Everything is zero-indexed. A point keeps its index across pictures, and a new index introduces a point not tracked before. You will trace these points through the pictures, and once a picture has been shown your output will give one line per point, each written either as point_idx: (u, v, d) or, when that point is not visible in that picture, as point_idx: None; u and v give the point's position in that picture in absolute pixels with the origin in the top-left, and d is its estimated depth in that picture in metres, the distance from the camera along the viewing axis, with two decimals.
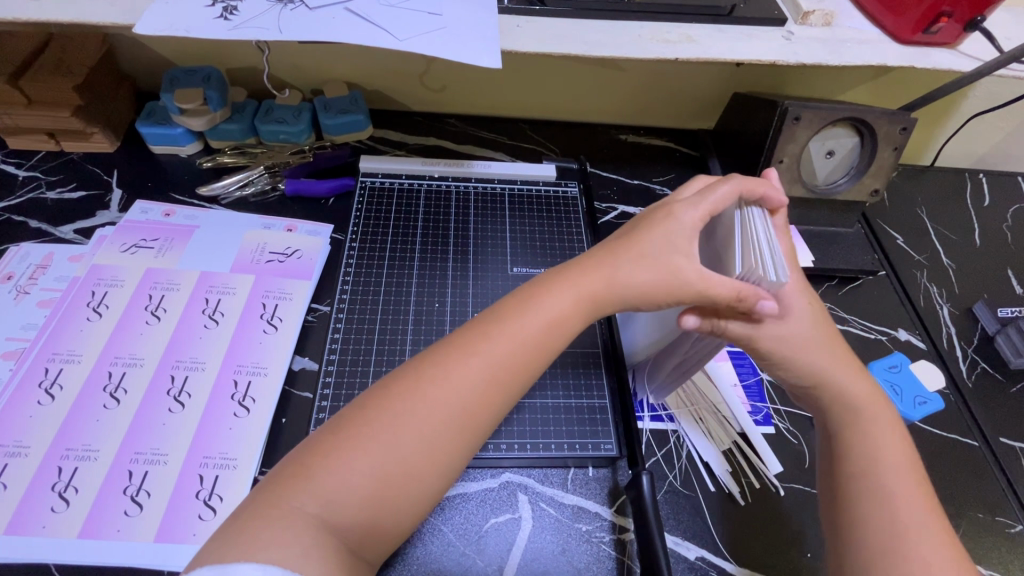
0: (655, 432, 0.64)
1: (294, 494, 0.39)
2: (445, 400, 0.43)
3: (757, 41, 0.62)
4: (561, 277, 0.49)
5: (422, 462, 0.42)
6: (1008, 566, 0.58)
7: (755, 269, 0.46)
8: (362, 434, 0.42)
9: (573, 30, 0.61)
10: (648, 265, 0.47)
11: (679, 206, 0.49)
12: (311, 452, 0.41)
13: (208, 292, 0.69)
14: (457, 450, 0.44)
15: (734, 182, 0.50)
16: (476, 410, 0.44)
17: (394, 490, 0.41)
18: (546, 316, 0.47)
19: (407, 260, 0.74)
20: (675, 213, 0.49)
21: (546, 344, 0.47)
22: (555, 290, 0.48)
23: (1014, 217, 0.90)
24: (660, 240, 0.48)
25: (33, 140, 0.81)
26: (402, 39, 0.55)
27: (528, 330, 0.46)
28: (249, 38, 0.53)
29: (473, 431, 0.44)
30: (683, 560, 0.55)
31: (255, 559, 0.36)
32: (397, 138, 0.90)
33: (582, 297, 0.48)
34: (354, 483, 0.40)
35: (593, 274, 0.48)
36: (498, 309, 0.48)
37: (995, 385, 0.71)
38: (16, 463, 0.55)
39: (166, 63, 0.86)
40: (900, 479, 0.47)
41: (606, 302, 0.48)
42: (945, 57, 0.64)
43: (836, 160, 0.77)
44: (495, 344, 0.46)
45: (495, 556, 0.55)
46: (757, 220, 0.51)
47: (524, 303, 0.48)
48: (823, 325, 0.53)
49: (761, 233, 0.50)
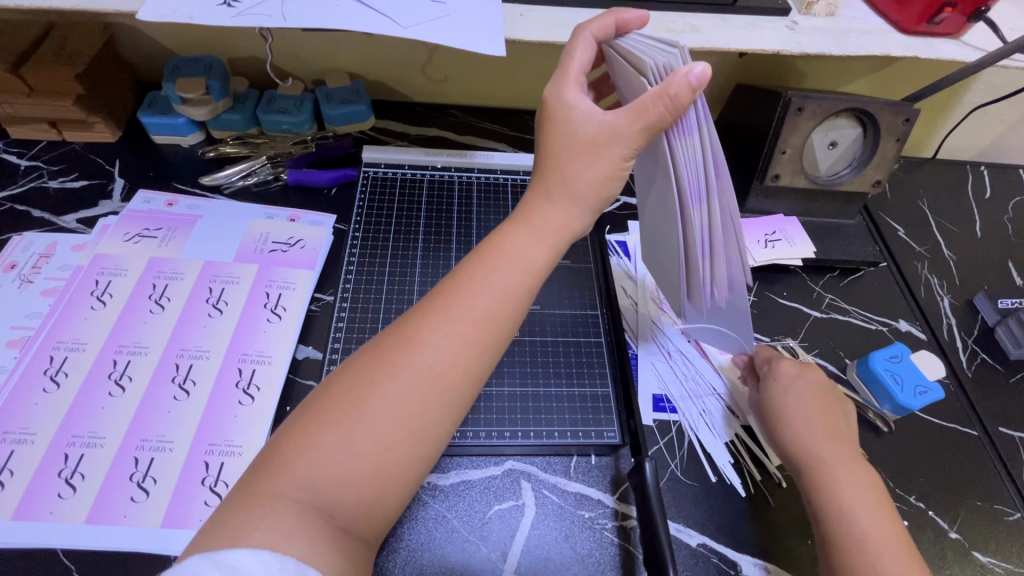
0: (658, 421, 0.64)
1: (275, 480, 0.38)
2: (411, 367, 0.41)
3: (761, 31, 0.62)
4: (516, 216, 0.48)
5: (393, 434, 0.40)
6: (1006, 554, 0.58)
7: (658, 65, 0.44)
8: (331, 410, 0.40)
9: (576, 19, 0.61)
10: (571, 158, 0.47)
11: (550, 92, 0.49)
12: (286, 436, 0.40)
13: (212, 281, 0.69)
14: (430, 417, 0.41)
15: (582, 33, 0.48)
16: (446, 373, 0.42)
17: (367, 466, 0.39)
18: (505, 253, 0.46)
19: (409, 251, 0.74)
20: (553, 102, 0.48)
21: (513, 280, 0.45)
22: (512, 234, 0.47)
23: (1015, 209, 0.90)
24: (562, 135, 0.47)
25: (34, 129, 0.81)
26: (406, 27, 0.55)
27: (491, 271, 0.45)
28: (251, 25, 0.53)
29: (444, 396, 0.42)
30: (684, 547, 0.56)
31: (241, 546, 0.35)
32: (399, 129, 0.90)
33: (539, 226, 0.47)
34: (327, 462, 0.39)
35: (543, 201, 0.48)
36: (466, 261, 0.47)
37: (994, 375, 0.71)
38: (23, 449, 0.56)
39: (168, 52, 0.86)
40: (874, 525, 0.48)
41: (565, 221, 0.48)
42: (948, 48, 0.64)
43: (838, 152, 0.77)
44: (462, 300, 0.44)
45: (498, 542, 0.55)
46: (631, 40, 0.49)
47: (484, 246, 0.47)
48: (816, 401, 0.57)
49: (643, 44, 0.48)
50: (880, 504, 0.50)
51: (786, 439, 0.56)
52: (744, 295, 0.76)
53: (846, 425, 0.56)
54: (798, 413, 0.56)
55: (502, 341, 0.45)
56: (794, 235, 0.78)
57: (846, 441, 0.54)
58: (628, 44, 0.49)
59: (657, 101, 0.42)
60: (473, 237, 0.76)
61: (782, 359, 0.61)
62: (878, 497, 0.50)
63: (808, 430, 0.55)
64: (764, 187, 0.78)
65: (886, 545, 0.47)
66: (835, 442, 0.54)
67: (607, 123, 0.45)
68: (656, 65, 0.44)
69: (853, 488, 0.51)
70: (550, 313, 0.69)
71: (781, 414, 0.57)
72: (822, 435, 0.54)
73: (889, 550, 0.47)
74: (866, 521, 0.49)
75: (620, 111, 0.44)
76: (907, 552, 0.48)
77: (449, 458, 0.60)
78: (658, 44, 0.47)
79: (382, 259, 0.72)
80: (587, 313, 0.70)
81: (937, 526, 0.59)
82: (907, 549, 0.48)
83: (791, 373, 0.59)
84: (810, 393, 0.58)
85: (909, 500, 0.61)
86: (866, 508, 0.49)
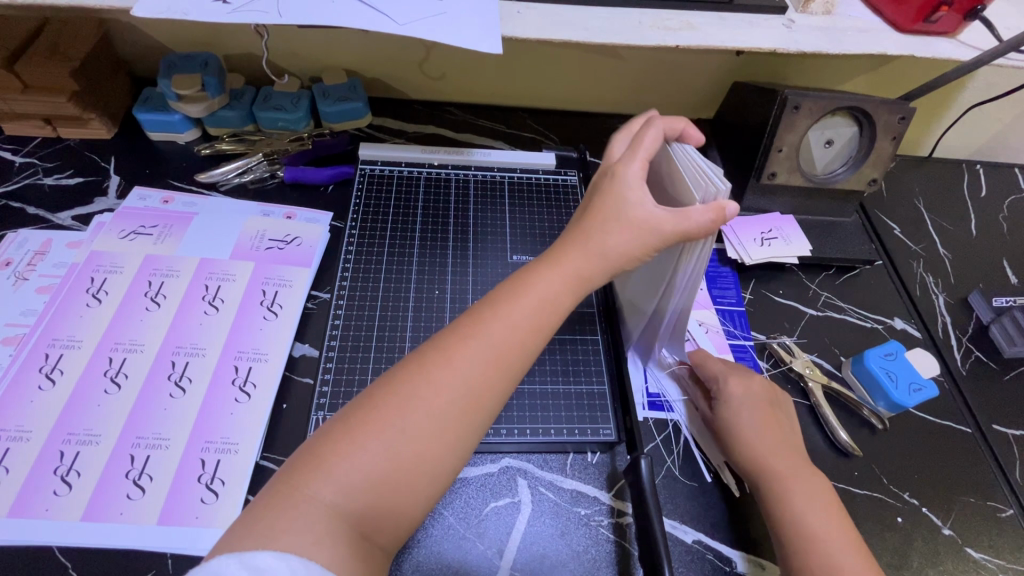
0: (654, 418, 0.64)
1: (307, 481, 0.38)
2: (451, 381, 0.42)
3: (757, 29, 0.62)
4: (547, 257, 0.48)
5: (434, 442, 0.40)
6: (998, 550, 0.59)
7: (707, 188, 0.48)
8: (375, 417, 0.40)
9: (573, 17, 0.61)
10: (616, 228, 0.47)
11: (620, 165, 0.50)
12: (322, 440, 0.40)
13: (207, 278, 0.69)
14: (466, 429, 0.42)
15: (657, 122, 0.53)
16: (483, 389, 0.43)
17: (406, 470, 0.39)
18: (533, 296, 0.46)
19: (405, 248, 0.74)
20: (618, 175, 0.50)
21: (538, 322, 0.46)
22: (543, 275, 0.47)
23: (1010, 208, 0.90)
24: (614, 206, 0.48)
25: (30, 126, 0.81)
26: (402, 24, 0.55)
27: (521, 312, 0.45)
28: (248, 21, 0.53)
29: (479, 409, 0.42)
30: (680, 543, 0.56)
31: (271, 548, 0.35)
32: (396, 127, 0.90)
33: (569, 272, 0.47)
34: (365, 466, 0.39)
35: (576, 250, 0.48)
36: (495, 292, 0.47)
37: (989, 373, 0.71)
38: (18, 447, 0.56)
39: (164, 49, 0.85)
40: (830, 534, 0.49)
41: (591, 274, 0.48)
42: (944, 47, 0.64)
43: (834, 150, 0.77)
44: (499, 324, 0.44)
45: (495, 539, 0.55)
46: (689, 152, 0.54)
47: (512, 283, 0.47)
48: (763, 414, 0.57)
49: (698, 159, 0.52)
50: (832, 509, 0.51)
51: (740, 448, 0.56)
52: (741, 293, 0.76)
53: (796, 439, 0.57)
54: (751, 429, 0.56)
55: (527, 360, 0.45)
56: (790, 234, 0.78)
57: (796, 452, 0.55)
58: (684, 155, 0.54)
59: (698, 217, 0.47)
60: (472, 235, 0.76)
61: (730, 376, 0.60)
62: (830, 503, 0.51)
63: (766, 446, 0.55)
64: (760, 186, 0.78)
65: (844, 548, 0.48)
66: (787, 455, 0.54)
67: (656, 217, 0.47)
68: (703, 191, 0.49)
69: (804, 495, 0.51)
70: None
71: (735, 433, 0.57)
72: (773, 446, 0.55)
73: (844, 548, 0.48)
74: (821, 523, 0.49)
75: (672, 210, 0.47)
76: (860, 550, 0.48)
77: None
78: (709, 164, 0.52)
79: (381, 257, 0.72)
80: (584, 310, 0.70)
81: (931, 523, 0.60)
82: (861, 548, 0.49)
83: (741, 389, 0.59)
84: (761, 412, 0.57)
85: (903, 496, 0.61)
86: (820, 516, 0.50)
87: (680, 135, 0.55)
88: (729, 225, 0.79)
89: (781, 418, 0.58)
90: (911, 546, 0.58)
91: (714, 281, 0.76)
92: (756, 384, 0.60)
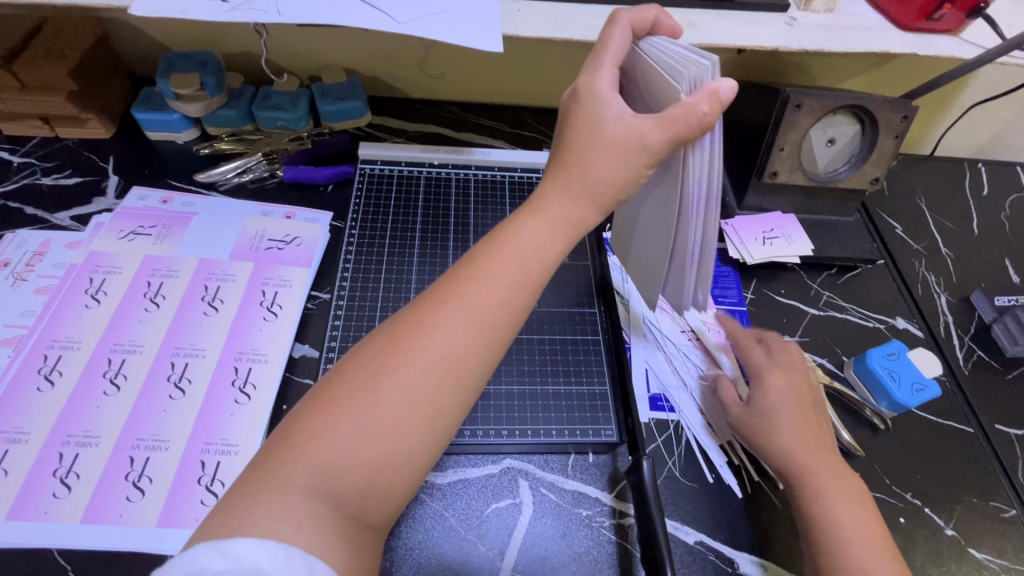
0: (656, 419, 0.64)
1: (279, 466, 0.37)
2: (426, 352, 0.40)
3: (759, 27, 0.62)
4: (528, 206, 0.47)
5: (411, 416, 0.39)
6: (1001, 551, 0.59)
7: (691, 71, 0.43)
8: (346, 394, 0.39)
9: (574, 15, 0.61)
10: (594, 152, 0.45)
11: (586, 80, 0.47)
12: (297, 421, 0.39)
13: (207, 279, 0.68)
14: (445, 404, 0.40)
15: (621, 23, 0.48)
16: (461, 357, 0.41)
17: (382, 450, 0.38)
18: (517, 247, 0.44)
19: (405, 247, 0.73)
20: (587, 94, 0.47)
21: (524, 273, 0.44)
22: (525, 226, 0.45)
23: (1012, 206, 0.90)
24: (589, 127, 0.46)
25: (27, 125, 0.80)
26: (402, 22, 0.54)
27: (504, 267, 0.43)
28: (246, 20, 0.53)
29: (460, 381, 0.41)
30: (682, 545, 0.56)
31: (247, 534, 0.34)
32: (396, 126, 0.89)
33: (553, 217, 0.45)
34: (339, 445, 0.38)
35: (558, 189, 0.46)
36: (476, 248, 0.45)
37: (991, 373, 0.71)
38: (17, 449, 0.55)
39: (162, 48, 0.85)
40: (861, 535, 0.48)
41: (581, 213, 0.46)
42: (946, 45, 0.63)
43: (836, 149, 0.77)
44: (476, 287, 0.42)
45: (496, 540, 0.55)
46: (661, 41, 0.48)
47: (496, 233, 0.45)
48: (803, 411, 0.57)
49: (674, 46, 0.47)
50: (860, 508, 0.50)
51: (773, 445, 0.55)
52: (743, 293, 0.75)
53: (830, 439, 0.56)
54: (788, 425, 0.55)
55: (512, 328, 0.43)
56: (791, 233, 0.78)
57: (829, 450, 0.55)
58: (655, 48, 0.48)
59: (687, 113, 0.41)
60: (471, 234, 0.76)
61: (771, 372, 0.60)
62: (861, 505, 0.51)
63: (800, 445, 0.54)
64: (762, 184, 0.78)
65: (869, 549, 0.48)
66: (823, 454, 0.54)
67: (637, 128, 0.44)
68: (688, 75, 0.43)
69: (836, 494, 0.51)
70: (545, 311, 0.69)
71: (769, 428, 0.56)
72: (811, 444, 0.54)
73: (873, 549, 0.48)
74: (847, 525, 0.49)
75: (654, 118, 0.43)
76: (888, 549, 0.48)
77: (446, 457, 0.59)
78: (682, 50, 0.46)
79: (380, 254, 0.72)
80: (585, 311, 0.70)
81: (934, 523, 0.60)
82: (889, 551, 0.48)
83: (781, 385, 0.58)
84: (800, 407, 0.57)
85: (906, 496, 0.61)
86: (849, 515, 0.50)
87: (651, 29, 0.50)
88: (730, 224, 0.78)
89: (819, 419, 0.58)
90: (914, 547, 0.58)
91: (716, 281, 0.76)
92: (796, 380, 0.59)
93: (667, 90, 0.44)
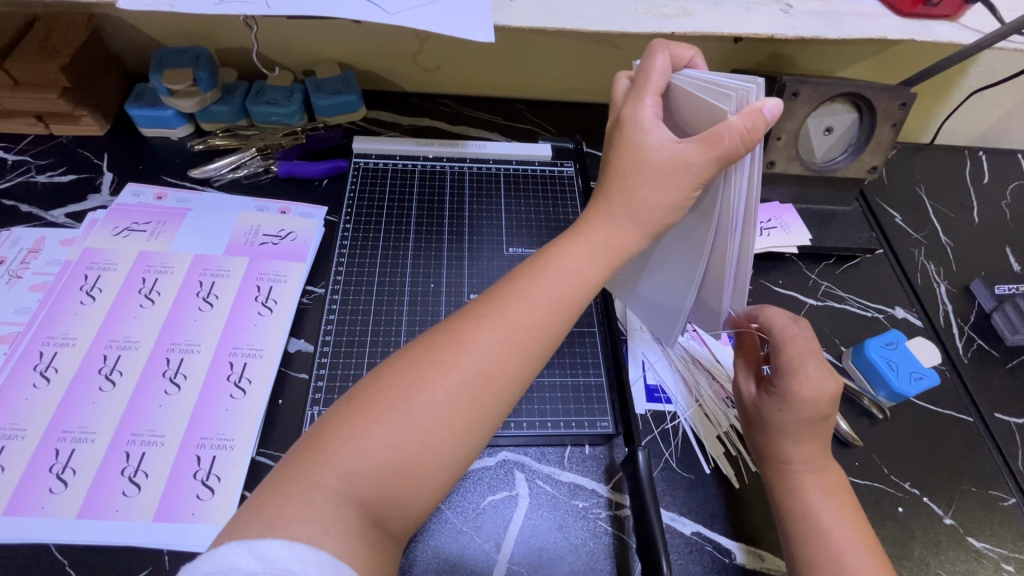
0: (652, 410, 0.64)
1: (308, 467, 0.37)
2: (461, 365, 0.40)
3: (754, 15, 0.62)
4: (572, 230, 0.47)
5: (443, 428, 0.39)
6: (1000, 539, 0.58)
7: (737, 92, 0.44)
8: (379, 402, 0.39)
9: (569, 4, 0.60)
10: (641, 179, 0.46)
11: (628, 110, 0.47)
12: (326, 425, 0.39)
13: (202, 274, 0.68)
14: (477, 419, 0.40)
15: (658, 51, 0.48)
16: (495, 372, 0.41)
17: (410, 461, 0.38)
18: (558, 268, 0.44)
19: (419, 246, 0.73)
20: (628, 122, 0.47)
21: (569, 299, 0.44)
22: (569, 248, 0.46)
23: (1013, 194, 0.89)
24: (633, 155, 0.46)
25: (21, 123, 0.80)
26: (392, 13, 0.54)
27: (546, 292, 0.43)
28: (234, 13, 0.52)
29: (494, 396, 0.41)
30: (679, 535, 0.56)
31: (278, 536, 0.34)
32: (390, 120, 0.89)
33: (600, 244, 0.46)
34: (368, 454, 0.38)
35: (601, 218, 0.47)
36: (517, 270, 0.45)
37: (991, 361, 0.71)
38: (14, 445, 0.55)
39: (155, 43, 0.85)
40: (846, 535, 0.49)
41: (631, 244, 0.47)
42: (945, 30, 0.63)
43: (834, 137, 0.76)
44: (514, 303, 0.43)
45: (492, 533, 0.55)
46: (694, 70, 0.49)
47: (535, 259, 0.46)
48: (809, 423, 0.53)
49: (707, 74, 0.48)
50: (841, 504, 0.51)
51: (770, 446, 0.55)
52: None
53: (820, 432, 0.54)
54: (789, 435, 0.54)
55: (550, 346, 0.44)
56: (789, 223, 0.78)
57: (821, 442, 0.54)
58: (691, 77, 0.48)
59: (731, 132, 0.42)
60: (486, 232, 0.75)
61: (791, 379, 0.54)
62: (845, 502, 0.51)
63: (801, 427, 0.53)
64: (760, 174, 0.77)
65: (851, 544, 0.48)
66: (810, 450, 0.53)
67: (682, 151, 0.44)
68: (737, 96, 0.44)
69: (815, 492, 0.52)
70: None
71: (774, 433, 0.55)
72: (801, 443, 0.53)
73: (856, 546, 0.48)
74: (830, 517, 0.50)
75: (698, 140, 0.43)
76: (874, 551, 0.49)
77: None
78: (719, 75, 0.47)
79: (394, 254, 0.72)
80: None
81: (932, 512, 0.59)
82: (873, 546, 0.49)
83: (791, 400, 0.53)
84: (811, 407, 0.53)
85: (904, 486, 0.61)
86: (828, 509, 0.51)
87: (688, 66, 0.50)
88: None
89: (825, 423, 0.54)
90: (912, 536, 0.58)
91: None
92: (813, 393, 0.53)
93: (713, 113, 0.45)
